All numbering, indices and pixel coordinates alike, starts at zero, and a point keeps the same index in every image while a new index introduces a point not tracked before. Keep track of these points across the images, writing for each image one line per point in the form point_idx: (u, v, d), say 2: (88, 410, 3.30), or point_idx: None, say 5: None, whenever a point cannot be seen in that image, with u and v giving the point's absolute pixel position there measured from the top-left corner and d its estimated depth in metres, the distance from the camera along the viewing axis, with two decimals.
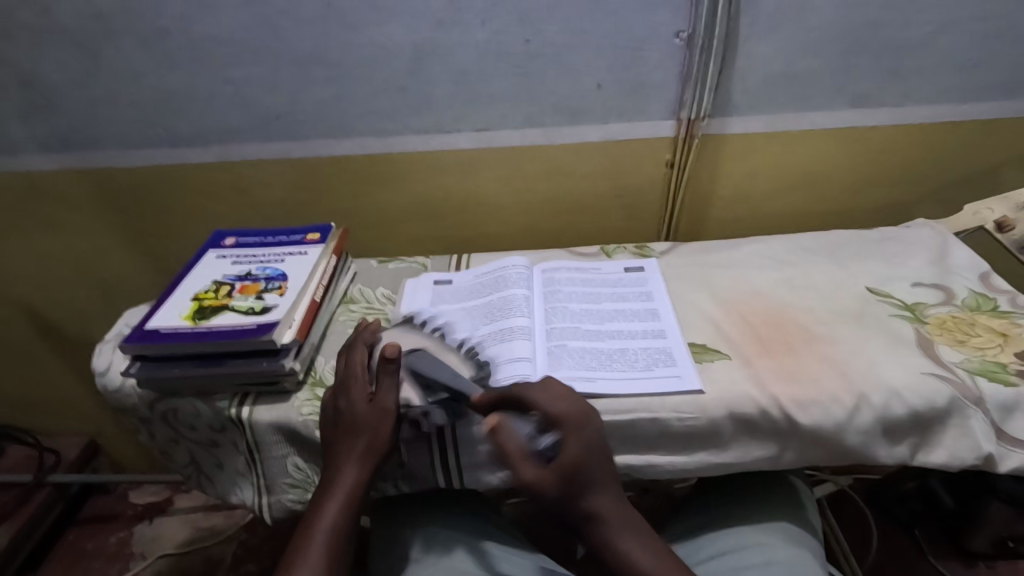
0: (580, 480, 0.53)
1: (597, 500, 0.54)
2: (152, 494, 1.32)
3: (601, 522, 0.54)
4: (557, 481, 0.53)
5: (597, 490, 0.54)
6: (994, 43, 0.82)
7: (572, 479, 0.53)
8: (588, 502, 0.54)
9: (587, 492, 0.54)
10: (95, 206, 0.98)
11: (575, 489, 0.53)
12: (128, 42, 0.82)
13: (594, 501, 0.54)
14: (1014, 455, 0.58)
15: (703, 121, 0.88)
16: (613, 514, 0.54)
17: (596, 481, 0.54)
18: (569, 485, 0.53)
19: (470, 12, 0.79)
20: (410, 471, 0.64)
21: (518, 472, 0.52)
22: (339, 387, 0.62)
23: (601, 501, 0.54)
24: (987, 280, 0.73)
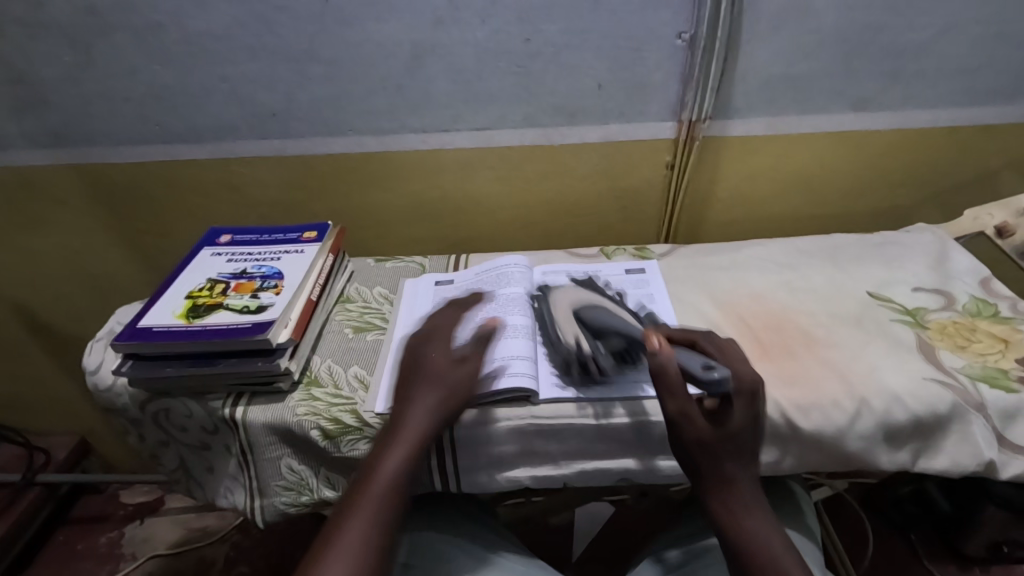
0: (736, 437, 0.55)
1: (736, 464, 0.55)
2: (144, 494, 1.31)
3: (730, 486, 0.55)
4: (711, 431, 0.55)
5: (733, 454, 0.55)
6: (994, 47, 0.82)
7: (728, 435, 0.55)
8: (729, 463, 0.55)
9: (732, 452, 0.55)
10: (87, 203, 0.96)
11: (726, 444, 0.55)
12: (122, 37, 0.81)
13: (731, 463, 0.55)
14: (1015, 461, 0.58)
15: (704, 123, 0.88)
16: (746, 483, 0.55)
17: (743, 448, 0.56)
18: (724, 436, 0.55)
19: (470, 10, 0.79)
20: None
21: (671, 395, 0.55)
22: (428, 337, 0.65)
23: (737, 467, 0.55)
24: (988, 285, 0.73)
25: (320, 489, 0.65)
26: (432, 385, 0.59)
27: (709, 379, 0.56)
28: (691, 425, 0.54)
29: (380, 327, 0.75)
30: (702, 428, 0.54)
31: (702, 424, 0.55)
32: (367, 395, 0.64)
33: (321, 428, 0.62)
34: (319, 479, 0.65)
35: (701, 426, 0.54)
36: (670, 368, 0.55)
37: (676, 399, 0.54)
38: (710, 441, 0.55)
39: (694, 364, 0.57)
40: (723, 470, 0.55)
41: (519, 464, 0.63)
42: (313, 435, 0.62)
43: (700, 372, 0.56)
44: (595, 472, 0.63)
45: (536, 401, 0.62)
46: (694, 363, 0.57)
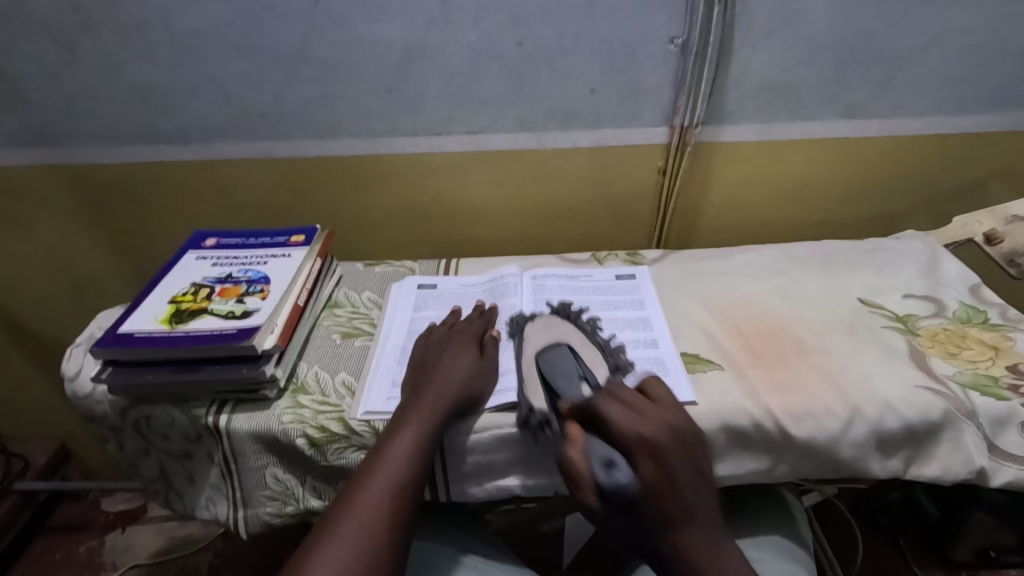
0: (658, 512, 0.49)
1: (679, 542, 0.49)
2: (126, 502, 1.28)
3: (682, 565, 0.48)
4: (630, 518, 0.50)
5: (667, 532, 0.49)
6: (983, 56, 0.83)
7: (648, 513, 0.49)
8: (665, 543, 0.49)
9: (665, 531, 0.49)
10: (69, 204, 0.94)
11: (651, 525, 0.49)
12: (106, 35, 0.79)
13: (671, 542, 0.49)
14: (1007, 469, 0.57)
15: (696, 128, 0.87)
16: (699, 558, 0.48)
17: (676, 521, 0.49)
18: (647, 519, 0.49)
19: (462, 12, 0.78)
20: None
21: (581, 496, 0.52)
22: (436, 340, 0.67)
23: (680, 542, 0.49)
24: (977, 292, 0.74)
25: (307, 499, 0.64)
26: (437, 386, 0.60)
27: (607, 482, 0.50)
28: (610, 520, 0.51)
29: (368, 333, 0.74)
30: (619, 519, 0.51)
31: (615, 517, 0.51)
32: (354, 402, 0.63)
33: (307, 436, 0.60)
34: (305, 489, 0.64)
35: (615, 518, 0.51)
36: (574, 467, 0.52)
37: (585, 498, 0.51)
38: (638, 526, 0.50)
39: (598, 455, 0.52)
40: (665, 551, 0.49)
41: (510, 473, 0.62)
42: (300, 444, 0.60)
43: (598, 471, 0.51)
44: None
45: (524, 409, 0.61)
46: (599, 452, 0.52)
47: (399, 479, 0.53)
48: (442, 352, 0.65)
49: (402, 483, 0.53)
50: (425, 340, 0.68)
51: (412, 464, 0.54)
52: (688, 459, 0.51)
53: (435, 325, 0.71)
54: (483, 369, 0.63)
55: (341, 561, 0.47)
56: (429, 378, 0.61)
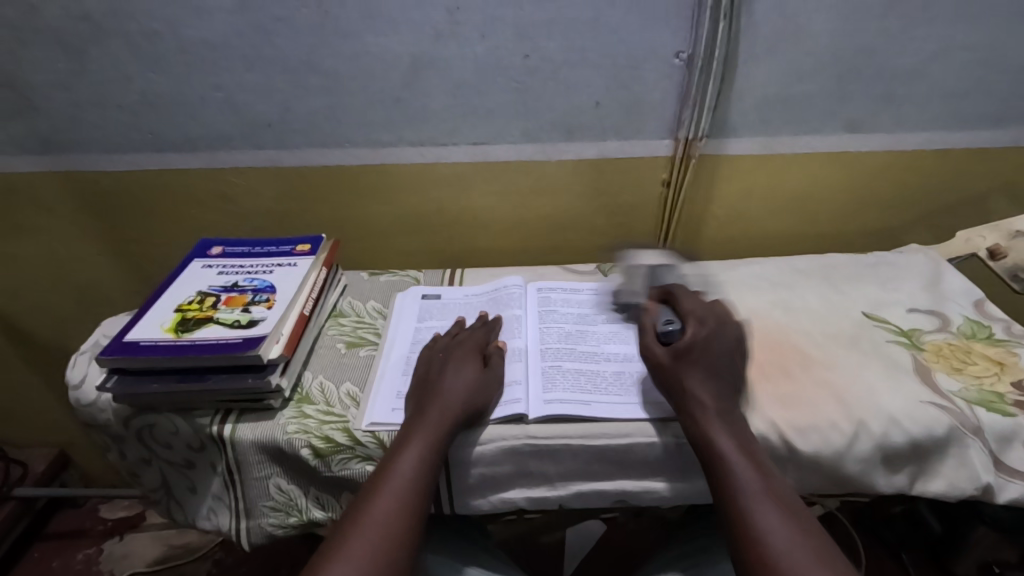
0: (690, 358, 0.58)
1: (699, 378, 0.57)
2: (124, 509, 1.27)
3: (691, 398, 0.56)
4: (670, 354, 0.59)
5: (695, 367, 0.57)
6: (985, 72, 0.83)
7: (683, 353, 0.58)
8: (688, 375, 0.57)
9: (691, 368, 0.57)
10: (76, 210, 0.95)
11: (682, 362, 0.58)
12: (117, 44, 0.80)
13: (692, 377, 0.57)
14: (1013, 485, 0.57)
15: (701, 141, 0.88)
16: (713, 398, 0.55)
17: (705, 365, 0.58)
18: (684, 357, 0.58)
19: (469, 26, 0.79)
20: None
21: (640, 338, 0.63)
22: (439, 351, 0.66)
23: (698, 380, 0.56)
24: (981, 307, 0.74)
25: (309, 509, 0.64)
26: (439, 403, 0.59)
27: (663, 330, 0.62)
28: (651, 359, 0.61)
29: (372, 343, 0.74)
30: (662, 355, 0.60)
31: (659, 352, 0.60)
32: (359, 412, 0.63)
33: (312, 446, 0.60)
34: (308, 499, 0.64)
35: (660, 354, 0.60)
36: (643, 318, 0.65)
37: (642, 340, 0.63)
38: (669, 363, 0.59)
39: (662, 317, 0.64)
40: (683, 385, 0.57)
41: (514, 485, 0.62)
42: (305, 454, 0.60)
43: (659, 325, 0.63)
44: (591, 493, 0.62)
45: (529, 421, 0.61)
46: (661, 317, 0.64)
47: (406, 497, 0.53)
48: (445, 361, 0.64)
49: (409, 499, 0.53)
50: (429, 350, 0.67)
51: (418, 482, 0.54)
52: (727, 333, 0.60)
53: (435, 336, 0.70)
54: (486, 382, 0.62)
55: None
56: (432, 393, 0.60)
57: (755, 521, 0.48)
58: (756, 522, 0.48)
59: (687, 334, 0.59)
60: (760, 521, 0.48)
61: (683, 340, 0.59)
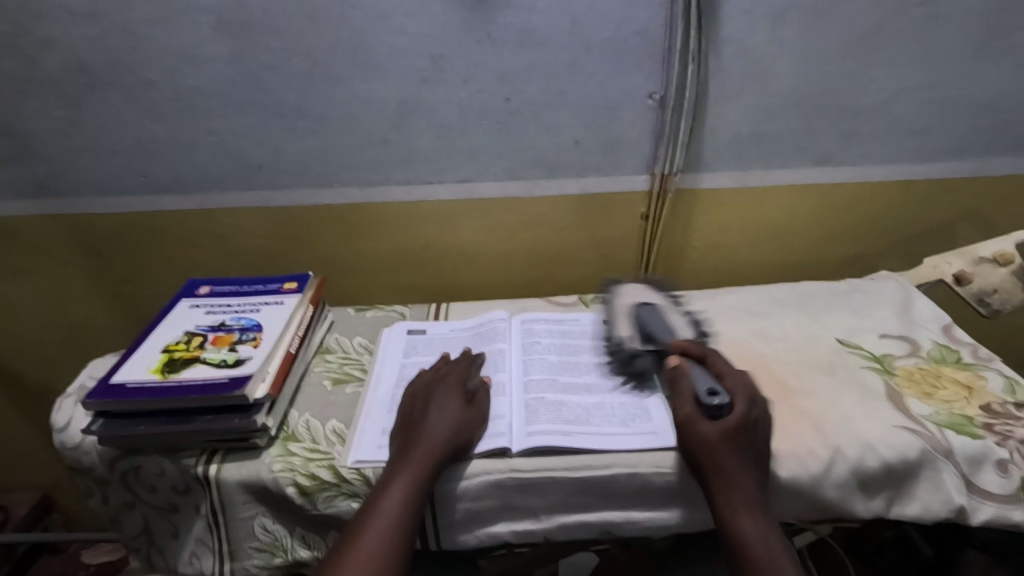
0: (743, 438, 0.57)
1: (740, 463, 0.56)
2: (108, 553, 1.24)
3: (730, 484, 0.55)
4: (719, 432, 0.57)
5: (740, 447, 0.56)
6: (941, 109, 0.88)
7: (733, 435, 0.57)
8: (734, 461, 0.56)
9: (738, 454, 0.56)
10: (66, 252, 0.96)
11: (731, 444, 0.56)
12: (113, 93, 0.82)
13: (736, 463, 0.56)
14: (986, 507, 0.59)
15: (676, 176, 0.91)
16: (747, 489, 0.55)
17: (749, 451, 0.57)
18: (731, 439, 0.56)
19: (452, 72, 0.82)
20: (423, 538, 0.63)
21: (679, 406, 0.60)
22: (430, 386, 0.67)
23: (742, 468, 0.56)
24: (950, 332, 0.76)
25: (294, 549, 0.64)
26: (424, 438, 0.60)
27: (710, 403, 0.58)
28: (696, 430, 0.57)
29: (359, 379, 0.75)
30: (709, 429, 0.57)
31: (710, 428, 0.57)
32: (344, 449, 0.64)
33: (298, 484, 0.61)
34: (293, 539, 0.64)
35: (707, 428, 0.57)
36: (679, 384, 0.62)
37: (682, 410, 0.60)
38: (717, 443, 0.56)
39: (703, 385, 0.61)
40: (725, 468, 0.55)
41: (498, 519, 0.62)
42: (290, 492, 0.61)
43: (702, 394, 0.59)
44: (576, 524, 0.62)
45: (513, 455, 0.62)
46: (703, 384, 0.62)
47: (394, 533, 0.53)
48: (427, 397, 0.65)
49: (399, 536, 0.53)
50: (412, 386, 0.68)
51: (405, 514, 0.54)
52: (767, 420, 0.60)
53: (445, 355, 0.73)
54: (469, 415, 0.63)
55: None
56: (417, 431, 0.61)
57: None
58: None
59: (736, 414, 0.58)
60: None
61: (734, 421, 0.57)
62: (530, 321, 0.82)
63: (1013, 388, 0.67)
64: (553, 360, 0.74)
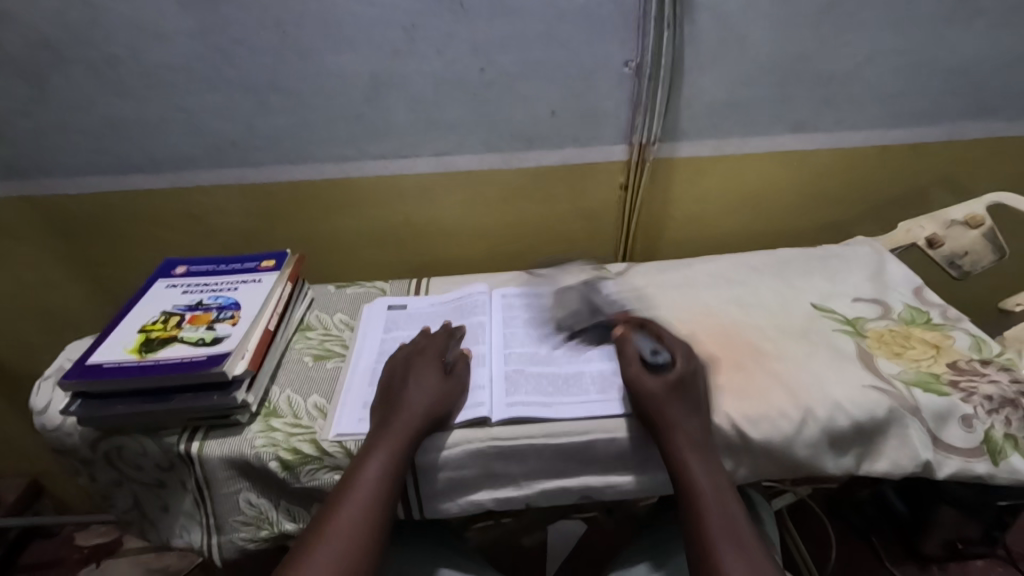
0: (684, 389, 0.59)
1: (686, 412, 0.58)
2: (101, 535, 1.25)
3: (678, 430, 0.57)
4: (662, 385, 0.59)
5: (683, 399, 0.59)
6: (916, 73, 0.88)
7: (675, 386, 0.59)
8: (676, 409, 0.58)
9: (680, 400, 0.59)
10: (39, 236, 0.94)
11: (674, 394, 0.59)
12: (76, 70, 0.80)
13: (679, 410, 0.58)
14: (950, 461, 0.61)
15: (654, 145, 0.91)
16: (694, 433, 0.57)
17: (693, 401, 0.59)
18: (674, 389, 0.59)
19: (425, 42, 0.81)
20: (408, 508, 0.64)
21: (624, 367, 0.63)
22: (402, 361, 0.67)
23: (684, 414, 0.58)
24: (921, 294, 0.78)
25: (281, 521, 0.64)
26: (404, 411, 0.60)
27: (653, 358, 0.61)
28: (640, 387, 0.60)
29: (340, 354, 0.75)
30: (653, 385, 0.59)
31: (652, 381, 0.60)
32: (326, 423, 0.64)
33: (280, 458, 0.61)
34: (280, 511, 0.64)
35: (651, 382, 0.60)
36: (624, 348, 0.65)
37: (629, 369, 0.62)
38: (663, 394, 0.59)
39: (646, 347, 0.64)
40: (670, 415, 0.58)
41: (481, 487, 0.64)
42: (274, 467, 0.61)
43: (647, 354, 0.63)
44: (557, 490, 0.64)
45: (492, 424, 0.63)
46: (647, 345, 0.64)
47: (371, 504, 0.54)
48: (406, 371, 0.65)
49: (376, 508, 0.54)
50: (391, 360, 0.68)
51: (385, 484, 0.55)
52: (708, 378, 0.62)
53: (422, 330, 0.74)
54: (448, 387, 0.64)
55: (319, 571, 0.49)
56: (395, 405, 0.61)
57: (702, 522, 0.52)
58: (704, 522, 0.52)
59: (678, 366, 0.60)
60: (715, 525, 0.51)
61: (676, 374, 0.60)
62: (511, 293, 0.82)
63: (979, 346, 0.69)
64: (532, 332, 0.75)
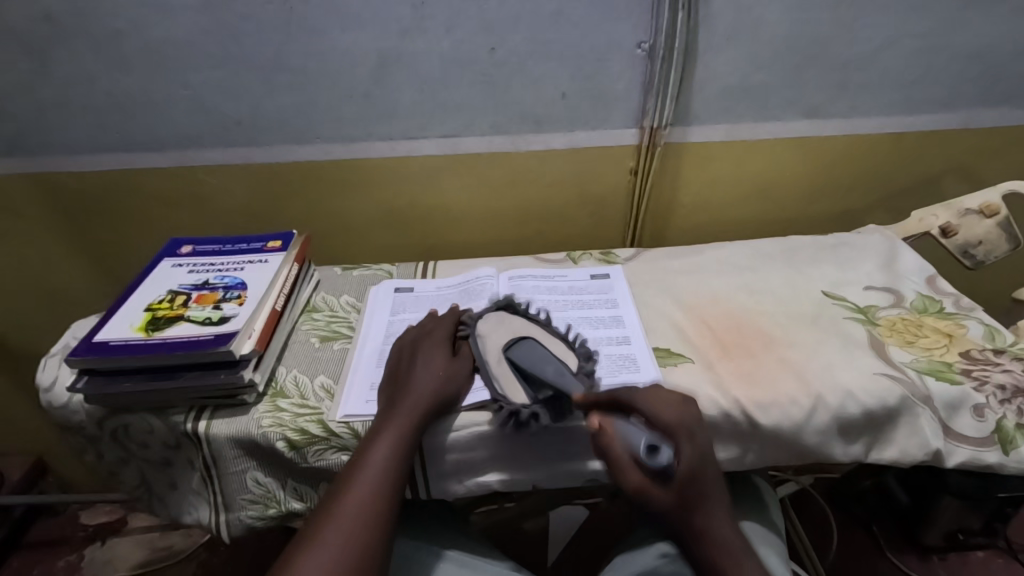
0: (695, 490, 0.53)
1: (705, 514, 0.53)
2: (106, 514, 1.26)
3: (706, 539, 0.53)
4: (672, 497, 0.53)
5: (700, 504, 0.53)
6: (933, 59, 0.87)
7: (687, 491, 0.53)
8: (697, 515, 0.53)
9: (698, 505, 0.53)
10: (43, 214, 0.93)
11: (688, 503, 0.53)
12: (79, 44, 0.79)
13: (699, 516, 0.53)
14: (960, 450, 0.60)
15: (665, 129, 0.90)
16: (720, 528, 0.53)
17: (708, 496, 0.54)
18: (686, 497, 0.53)
19: (434, 20, 0.79)
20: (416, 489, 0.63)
21: (625, 478, 0.54)
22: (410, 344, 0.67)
23: (706, 516, 0.53)
24: (933, 283, 0.77)
25: (288, 500, 0.64)
26: (412, 392, 0.60)
27: (656, 466, 0.53)
28: (652, 500, 0.54)
29: (346, 336, 0.74)
30: (664, 496, 0.53)
31: (662, 495, 0.53)
32: (333, 404, 0.64)
33: (287, 439, 0.61)
34: (287, 491, 0.64)
35: (661, 497, 0.53)
36: (614, 451, 0.55)
37: (630, 480, 0.54)
38: (676, 506, 0.53)
39: (637, 441, 0.54)
40: (691, 526, 0.53)
41: (489, 470, 0.63)
42: (281, 446, 0.61)
43: (643, 455, 0.53)
44: (565, 474, 0.64)
45: (501, 407, 0.62)
46: (636, 437, 0.54)
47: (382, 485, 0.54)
48: (413, 353, 0.65)
49: (387, 489, 0.54)
50: (399, 343, 0.68)
51: (395, 465, 0.55)
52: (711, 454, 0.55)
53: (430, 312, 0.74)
54: (455, 367, 0.64)
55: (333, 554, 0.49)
56: (403, 387, 0.61)
57: None
58: None
59: (685, 466, 0.53)
60: None
61: (683, 477, 0.53)
62: (519, 277, 0.82)
63: (992, 336, 0.68)
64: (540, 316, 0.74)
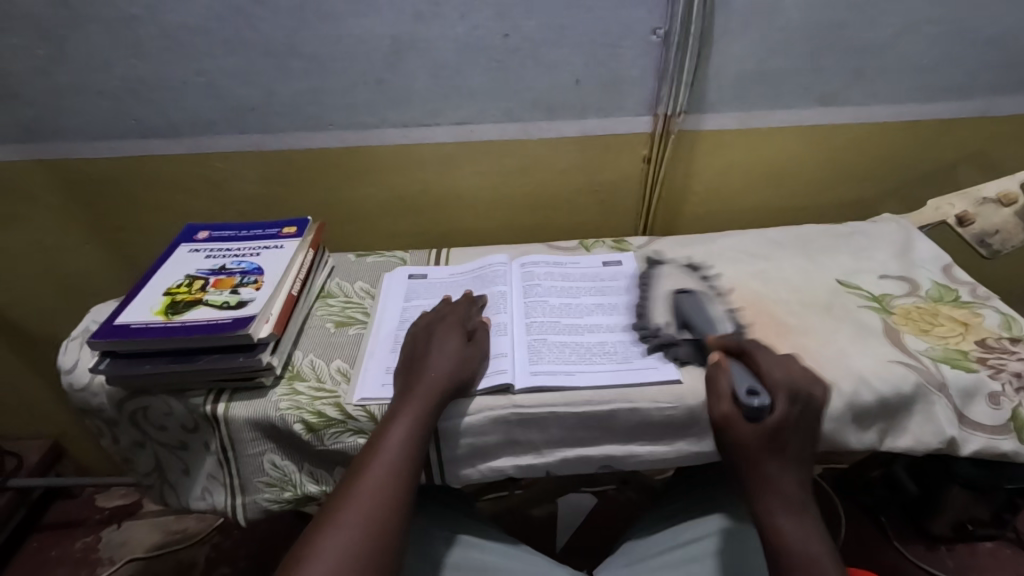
0: (780, 439, 0.52)
1: (782, 469, 0.52)
2: (121, 498, 1.28)
3: (772, 490, 0.51)
4: (758, 435, 0.52)
5: (780, 453, 0.52)
6: (953, 45, 0.85)
7: (769, 436, 0.52)
8: (771, 462, 0.52)
9: (778, 453, 0.52)
10: (59, 200, 0.94)
11: (769, 447, 0.52)
12: (96, 30, 0.79)
13: (773, 464, 0.52)
14: (975, 438, 0.60)
15: (679, 117, 0.89)
16: (789, 487, 0.51)
17: (792, 454, 0.52)
18: (769, 443, 0.52)
19: (448, 6, 0.79)
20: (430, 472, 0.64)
21: (714, 406, 0.55)
22: (423, 331, 0.67)
23: (782, 468, 0.51)
24: (949, 272, 0.77)
25: (304, 484, 0.65)
26: (428, 376, 0.61)
27: (749, 405, 0.53)
28: (733, 433, 0.53)
29: (361, 322, 0.75)
30: (747, 434, 0.52)
31: (746, 428, 0.52)
32: (349, 388, 0.65)
33: (304, 421, 0.62)
34: (302, 474, 0.65)
35: (744, 432, 0.52)
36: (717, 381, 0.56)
37: (718, 409, 0.55)
38: (756, 445, 0.52)
39: (742, 383, 0.55)
40: (760, 473, 0.51)
41: (502, 454, 0.64)
42: (298, 429, 0.62)
43: (740, 393, 0.54)
44: (577, 459, 0.64)
45: (515, 391, 0.63)
46: (741, 381, 0.55)
47: (398, 468, 0.54)
48: (429, 337, 0.66)
49: (404, 470, 0.54)
50: (413, 329, 0.68)
51: (411, 450, 0.56)
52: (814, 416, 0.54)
53: (442, 299, 0.73)
54: (471, 353, 0.64)
55: (353, 533, 0.49)
56: (419, 371, 0.62)
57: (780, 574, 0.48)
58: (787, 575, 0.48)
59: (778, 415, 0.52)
60: None
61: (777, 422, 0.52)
62: (531, 263, 0.82)
63: (1009, 324, 0.68)
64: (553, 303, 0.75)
